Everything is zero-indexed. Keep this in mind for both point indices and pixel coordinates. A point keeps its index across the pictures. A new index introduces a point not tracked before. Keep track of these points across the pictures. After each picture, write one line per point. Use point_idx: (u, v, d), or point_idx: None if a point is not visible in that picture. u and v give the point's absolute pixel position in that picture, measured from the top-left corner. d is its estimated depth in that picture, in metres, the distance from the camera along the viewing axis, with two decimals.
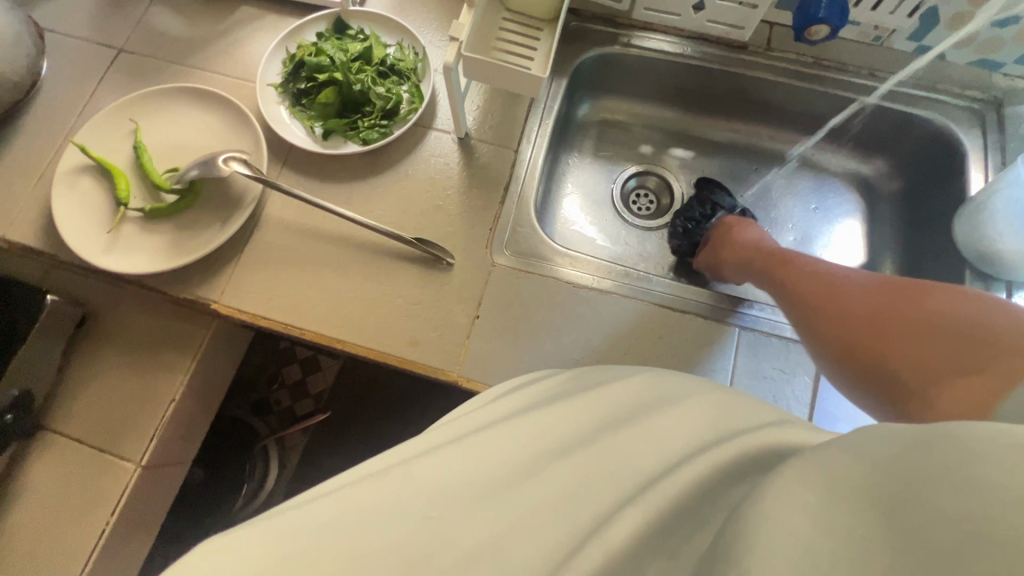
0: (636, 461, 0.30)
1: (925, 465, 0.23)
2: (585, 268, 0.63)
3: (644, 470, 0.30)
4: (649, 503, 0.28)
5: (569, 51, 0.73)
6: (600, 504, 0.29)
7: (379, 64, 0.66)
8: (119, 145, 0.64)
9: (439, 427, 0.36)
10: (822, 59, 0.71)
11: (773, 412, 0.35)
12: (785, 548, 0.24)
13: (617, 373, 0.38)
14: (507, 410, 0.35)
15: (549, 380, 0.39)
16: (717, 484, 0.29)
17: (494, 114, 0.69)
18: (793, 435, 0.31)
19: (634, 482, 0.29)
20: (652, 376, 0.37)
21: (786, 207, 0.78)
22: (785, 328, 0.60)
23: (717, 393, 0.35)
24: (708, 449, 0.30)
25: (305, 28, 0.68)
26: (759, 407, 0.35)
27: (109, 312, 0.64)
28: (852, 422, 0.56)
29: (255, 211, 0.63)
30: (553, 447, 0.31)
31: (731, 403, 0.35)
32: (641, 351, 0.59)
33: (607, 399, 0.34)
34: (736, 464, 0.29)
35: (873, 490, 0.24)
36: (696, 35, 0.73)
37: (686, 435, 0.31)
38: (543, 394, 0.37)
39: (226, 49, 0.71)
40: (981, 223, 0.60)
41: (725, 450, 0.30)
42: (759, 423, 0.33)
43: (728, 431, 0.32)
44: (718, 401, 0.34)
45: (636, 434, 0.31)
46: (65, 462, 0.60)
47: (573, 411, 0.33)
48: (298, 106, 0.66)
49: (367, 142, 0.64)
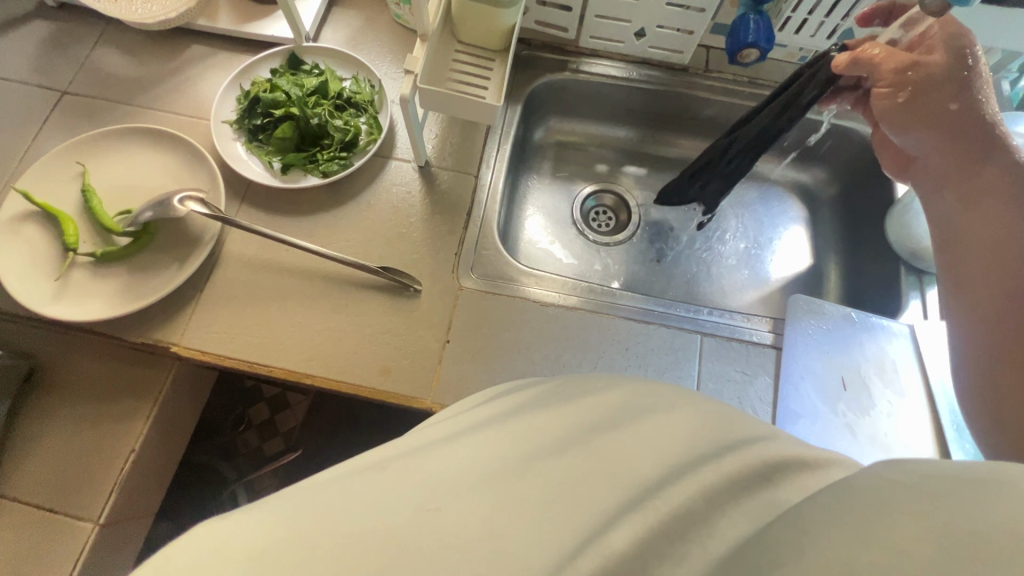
0: (632, 465, 0.30)
1: (962, 497, 0.22)
2: (550, 286, 0.65)
3: (639, 477, 0.29)
4: (649, 513, 0.27)
5: (522, 79, 0.76)
6: (598, 513, 0.28)
7: (335, 97, 0.67)
8: (66, 189, 0.62)
9: (409, 434, 0.37)
10: (756, 78, 0.76)
11: (760, 427, 0.35)
12: (818, 563, 0.22)
13: (597, 382, 0.38)
14: (478, 418, 0.36)
15: (526, 392, 0.39)
16: (725, 491, 0.28)
17: (453, 141, 0.70)
18: (773, 446, 0.32)
19: (633, 488, 0.29)
20: (635, 387, 0.37)
21: (726, 224, 0.81)
22: (745, 331, 0.63)
23: (698, 405, 0.35)
24: (705, 462, 0.30)
25: (259, 65, 0.69)
26: (743, 419, 0.35)
27: (60, 363, 0.61)
28: (811, 417, 0.58)
29: (214, 249, 0.62)
30: (538, 452, 0.31)
31: (716, 415, 0.34)
32: (609, 361, 0.61)
33: (593, 408, 0.34)
34: (738, 475, 0.29)
35: (915, 505, 0.22)
36: (640, 60, 0.77)
37: (678, 442, 0.31)
38: (518, 404, 0.37)
39: (178, 88, 0.70)
40: (909, 221, 0.65)
41: (722, 462, 0.30)
42: (747, 436, 0.33)
43: (721, 444, 0.31)
44: (706, 411, 0.34)
45: (628, 439, 0.31)
46: (18, 522, 0.56)
47: (555, 421, 0.33)
48: (255, 141, 0.66)
49: (327, 174, 0.64)
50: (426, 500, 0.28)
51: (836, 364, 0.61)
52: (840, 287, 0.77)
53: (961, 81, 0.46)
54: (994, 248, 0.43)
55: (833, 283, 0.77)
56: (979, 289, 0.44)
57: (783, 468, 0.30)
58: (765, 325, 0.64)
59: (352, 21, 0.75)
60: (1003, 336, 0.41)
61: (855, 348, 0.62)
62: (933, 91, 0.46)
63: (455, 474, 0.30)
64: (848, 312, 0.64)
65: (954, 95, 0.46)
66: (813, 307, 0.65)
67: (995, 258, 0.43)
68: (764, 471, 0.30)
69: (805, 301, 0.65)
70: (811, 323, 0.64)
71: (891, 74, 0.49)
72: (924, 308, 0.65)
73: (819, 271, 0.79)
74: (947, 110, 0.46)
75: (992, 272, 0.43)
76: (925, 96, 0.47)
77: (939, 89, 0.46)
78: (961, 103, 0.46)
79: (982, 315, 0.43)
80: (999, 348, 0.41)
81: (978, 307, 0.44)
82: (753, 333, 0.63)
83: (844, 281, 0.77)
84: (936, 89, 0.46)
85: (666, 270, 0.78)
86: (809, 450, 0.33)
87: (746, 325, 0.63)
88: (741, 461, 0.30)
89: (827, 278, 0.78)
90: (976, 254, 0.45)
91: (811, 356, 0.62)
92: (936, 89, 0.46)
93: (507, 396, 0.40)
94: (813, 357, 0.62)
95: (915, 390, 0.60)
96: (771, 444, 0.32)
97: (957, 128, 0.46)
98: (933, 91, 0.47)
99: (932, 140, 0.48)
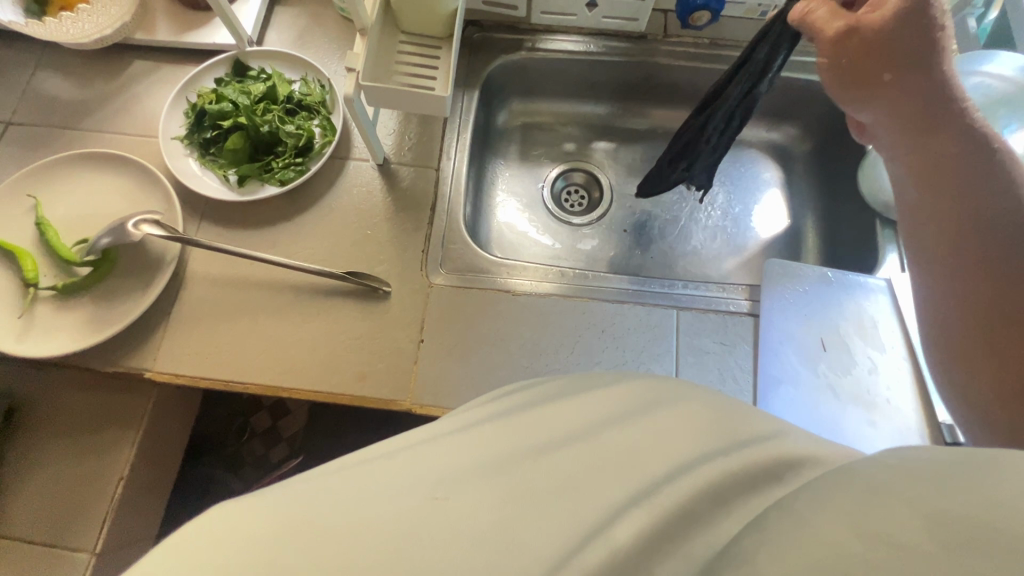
0: (638, 466, 0.29)
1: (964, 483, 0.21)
2: (528, 274, 0.64)
3: (645, 475, 0.29)
4: (652, 508, 0.27)
5: (476, 63, 0.74)
6: (600, 510, 0.27)
7: (285, 101, 0.65)
8: (20, 223, 0.61)
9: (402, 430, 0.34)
10: (717, 39, 0.74)
11: (765, 418, 0.34)
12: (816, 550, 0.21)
13: (601, 380, 0.37)
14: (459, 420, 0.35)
15: (515, 394, 0.38)
16: (727, 488, 0.28)
17: (411, 135, 0.69)
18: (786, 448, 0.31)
19: (639, 484, 0.28)
20: (642, 383, 0.36)
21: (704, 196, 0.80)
22: (721, 302, 0.62)
23: (706, 402, 0.34)
24: (707, 459, 0.29)
25: (203, 76, 0.67)
26: (754, 417, 0.34)
27: (42, 398, 0.60)
28: (793, 382, 0.58)
29: (177, 270, 0.61)
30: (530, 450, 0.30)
31: (728, 414, 0.33)
32: (587, 345, 0.60)
33: (597, 408, 0.33)
34: (743, 472, 0.28)
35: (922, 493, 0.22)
36: (598, 31, 0.75)
37: (683, 445, 0.30)
38: (507, 403, 0.35)
39: (124, 107, 0.68)
40: (878, 172, 0.64)
41: (723, 462, 0.29)
42: (757, 435, 0.32)
43: (730, 442, 0.30)
44: (716, 411, 0.33)
45: (632, 437, 0.30)
46: (14, 560, 0.56)
47: (553, 421, 0.32)
48: (207, 155, 0.64)
49: (284, 182, 0.63)
50: (434, 490, 0.27)
51: (815, 326, 0.61)
52: (819, 246, 0.76)
53: (913, 43, 0.40)
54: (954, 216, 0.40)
55: (812, 243, 0.76)
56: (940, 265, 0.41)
57: (793, 469, 0.29)
58: (741, 294, 0.63)
59: (296, 19, 0.73)
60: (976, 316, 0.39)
61: (834, 308, 0.62)
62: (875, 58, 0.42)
63: (424, 472, 0.29)
64: (824, 271, 0.63)
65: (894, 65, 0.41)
66: (790, 270, 0.64)
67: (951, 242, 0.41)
68: (765, 468, 0.29)
69: (781, 266, 0.64)
70: (788, 287, 0.63)
71: (829, 41, 0.44)
72: (901, 260, 0.64)
73: (797, 231, 0.77)
74: (884, 80, 0.42)
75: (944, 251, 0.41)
76: (865, 66, 0.43)
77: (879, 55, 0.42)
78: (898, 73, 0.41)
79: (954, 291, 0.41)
80: (972, 326, 0.40)
81: (944, 281, 0.41)
82: (729, 302, 0.62)
83: (822, 240, 0.75)
84: (877, 57, 0.42)
85: (644, 246, 0.77)
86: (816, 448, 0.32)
87: (722, 295, 0.63)
88: (749, 460, 0.29)
89: (805, 238, 0.77)
90: (927, 234, 0.42)
91: (791, 321, 0.61)
92: (879, 59, 0.42)
93: (497, 399, 0.38)
94: (792, 322, 0.61)
95: (895, 345, 0.59)
96: (784, 446, 0.31)
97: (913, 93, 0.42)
98: (875, 58, 0.42)
99: (879, 113, 0.44)
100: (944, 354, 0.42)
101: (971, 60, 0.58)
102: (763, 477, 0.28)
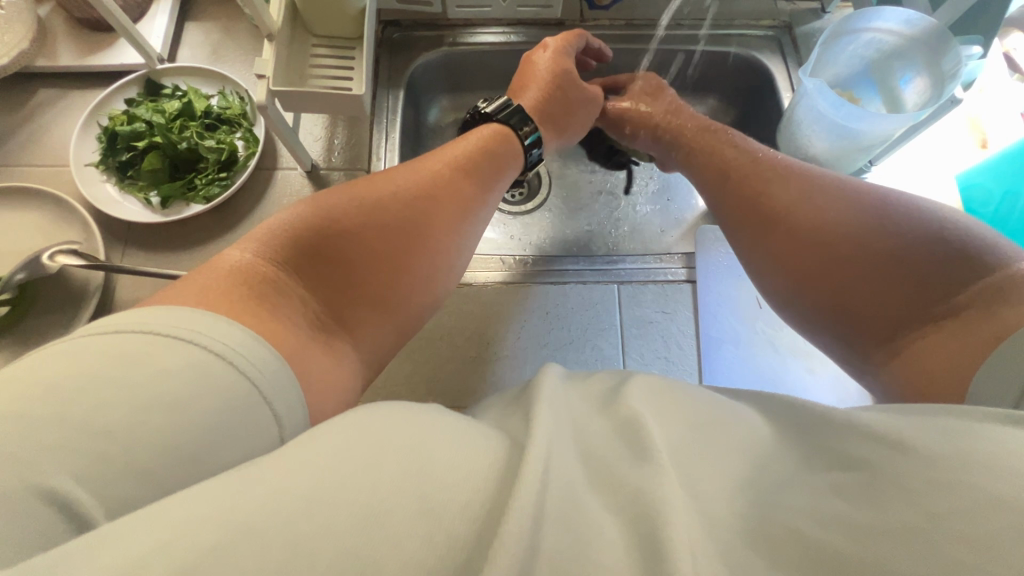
0: (623, 474, 0.27)
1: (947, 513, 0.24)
2: (491, 266, 0.64)
3: (627, 479, 0.27)
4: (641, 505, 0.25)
5: (398, 63, 0.74)
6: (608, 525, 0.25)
7: (204, 116, 0.63)
8: None
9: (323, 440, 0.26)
10: (632, 19, 0.75)
11: (699, 400, 0.33)
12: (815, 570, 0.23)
13: (556, 391, 0.33)
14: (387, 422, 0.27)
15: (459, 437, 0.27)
16: (700, 479, 0.27)
17: (340, 139, 0.68)
18: (735, 435, 0.30)
19: (640, 504, 0.25)
20: (579, 396, 0.34)
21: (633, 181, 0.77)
22: (659, 272, 0.64)
23: (650, 396, 0.32)
24: (679, 454, 0.28)
25: (113, 98, 0.64)
26: (695, 402, 0.32)
27: None
28: (734, 340, 0.60)
29: (104, 300, 0.59)
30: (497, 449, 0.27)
31: (677, 407, 0.32)
32: (531, 328, 0.61)
33: (581, 422, 0.30)
34: (711, 471, 0.28)
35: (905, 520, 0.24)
36: (516, 21, 0.76)
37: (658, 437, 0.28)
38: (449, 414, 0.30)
39: (32, 138, 0.65)
40: (794, 132, 0.66)
41: (694, 460, 0.28)
42: (709, 422, 0.31)
43: (693, 433, 0.30)
44: (654, 398, 0.32)
45: (622, 446, 0.29)
46: None
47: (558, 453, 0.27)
48: (126, 179, 0.62)
49: (210, 199, 0.62)
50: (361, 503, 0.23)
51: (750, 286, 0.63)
52: None
53: (669, 101, 0.66)
54: (894, 225, 0.43)
55: None
56: (881, 267, 0.42)
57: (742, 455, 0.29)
58: (678, 263, 0.65)
59: (208, 33, 0.71)
60: (928, 293, 0.40)
61: None
62: (639, 104, 0.67)
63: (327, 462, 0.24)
64: None
65: (642, 107, 0.66)
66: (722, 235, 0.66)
67: (889, 315, 0.41)
68: (722, 457, 0.29)
69: (712, 232, 0.66)
70: (720, 251, 0.65)
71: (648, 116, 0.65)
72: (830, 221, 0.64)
73: None
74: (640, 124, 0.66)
75: (890, 343, 0.41)
76: (630, 109, 0.67)
77: (639, 104, 0.67)
78: (645, 111, 0.66)
79: (909, 279, 0.40)
80: (925, 301, 0.40)
81: (886, 275, 0.41)
82: (666, 272, 0.64)
83: None
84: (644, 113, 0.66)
85: (602, 220, 0.75)
86: (750, 424, 0.31)
87: (660, 266, 0.64)
88: (716, 459, 0.28)
89: None
90: (874, 249, 0.43)
91: (727, 285, 0.63)
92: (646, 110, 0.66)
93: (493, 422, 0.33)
94: (729, 285, 0.63)
95: None
96: (732, 434, 0.30)
97: (721, 174, 0.55)
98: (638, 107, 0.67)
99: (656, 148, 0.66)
100: (928, 343, 0.39)
101: (864, 17, 0.60)
102: (720, 465, 0.28)
